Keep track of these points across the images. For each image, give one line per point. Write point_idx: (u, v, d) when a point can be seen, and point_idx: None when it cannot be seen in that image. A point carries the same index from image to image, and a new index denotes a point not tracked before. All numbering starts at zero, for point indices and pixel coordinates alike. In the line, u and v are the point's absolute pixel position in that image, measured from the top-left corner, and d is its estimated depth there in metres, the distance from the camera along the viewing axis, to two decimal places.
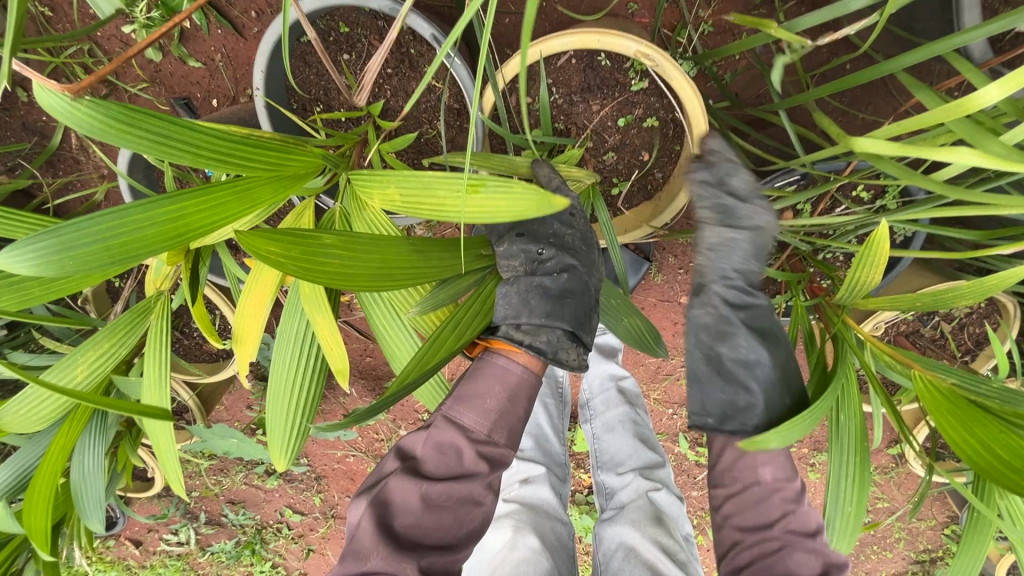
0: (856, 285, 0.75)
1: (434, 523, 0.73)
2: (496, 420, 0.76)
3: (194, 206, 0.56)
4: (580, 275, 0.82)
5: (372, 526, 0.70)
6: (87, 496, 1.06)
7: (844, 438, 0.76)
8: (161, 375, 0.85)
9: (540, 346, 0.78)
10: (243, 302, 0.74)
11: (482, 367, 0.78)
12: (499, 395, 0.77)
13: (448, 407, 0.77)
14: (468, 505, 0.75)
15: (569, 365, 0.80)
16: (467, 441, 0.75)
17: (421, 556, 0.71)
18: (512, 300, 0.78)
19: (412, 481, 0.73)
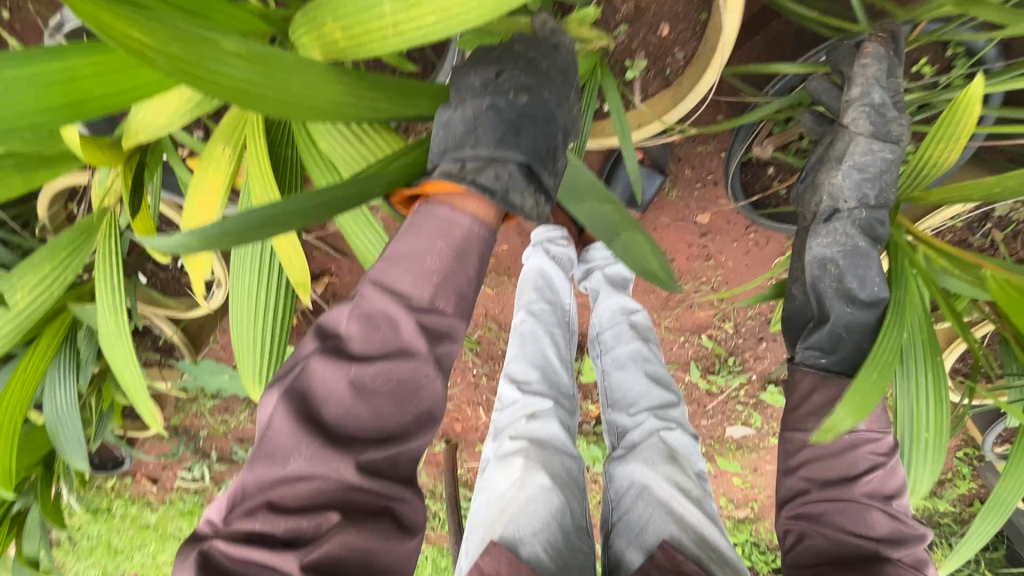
0: (922, 168, 0.62)
1: (368, 414, 0.56)
2: (438, 283, 0.58)
3: (93, 70, 0.44)
4: (546, 101, 0.63)
5: (289, 426, 0.54)
6: (65, 435, 1.00)
7: (896, 348, 0.65)
8: (116, 302, 0.76)
9: (485, 183, 0.59)
10: (188, 208, 0.64)
11: (417, 220, 0.59)
12: (442, 252, 0.58)
13: (376, 270, 0.58)
14: (413, 391, 0.57)
15: (519, 212, 0.60)
16: (403, 309, 0.56)
17: (358, 452, 0.55)
18: (455, 129, 0.60)
19: (337, 364, 0.55)
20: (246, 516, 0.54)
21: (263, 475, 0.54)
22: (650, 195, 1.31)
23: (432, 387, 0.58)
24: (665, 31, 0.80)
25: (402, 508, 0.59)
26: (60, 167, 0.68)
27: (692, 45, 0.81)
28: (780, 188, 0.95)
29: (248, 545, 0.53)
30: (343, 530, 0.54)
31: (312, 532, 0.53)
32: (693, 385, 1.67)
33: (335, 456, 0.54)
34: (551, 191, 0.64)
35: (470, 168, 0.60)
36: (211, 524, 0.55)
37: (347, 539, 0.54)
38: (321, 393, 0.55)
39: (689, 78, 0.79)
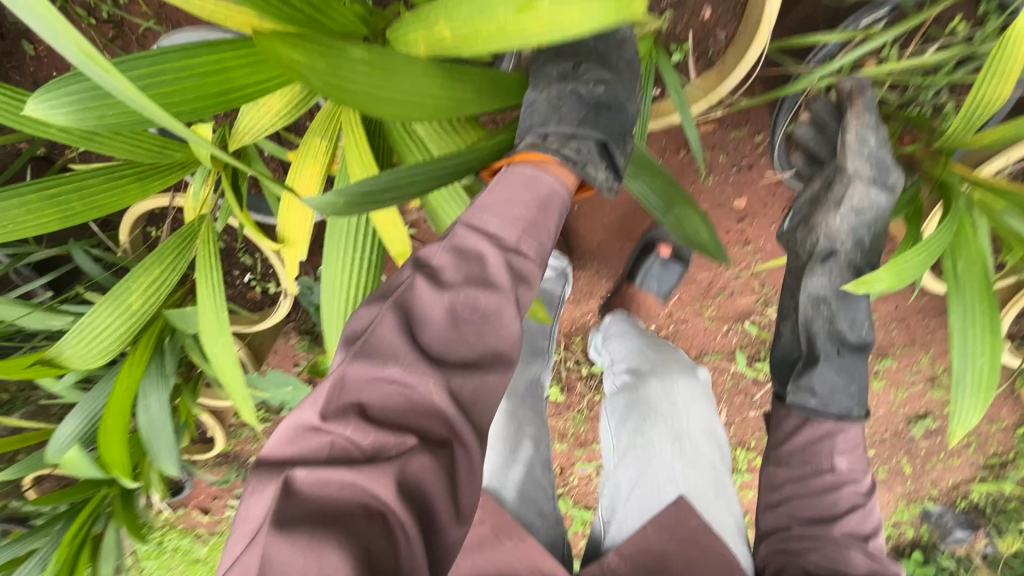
0: (978, 109, 0.65)
1: (459, 341, 0.61)
2: (525, 227, 0.64)
3: (233, 58, 0.50)
4: (619, 92, 0.71)
5: (393, 335, 0.58)
6: (159, 442, 1.05)
7: (967, 287, 0.67)
8: (217, 299, 0.82)
9: (567, 156, 0.68)
10: (288, 194, 0.69)
11: (504, 177, 0.65)
12: (527, 203, 0.64)
13: (469, 215, 0.64)
14: (497, 322, 0.62)
15: (598, 183, 0.69)
16: (495, 248, 0.62)
17: (448, 375, 0.59)
18: (540, 108, 0.70)
19: (432, 288, 0.61)
20: (336, 414, 0.55)
21: (358, 376, 0.56)
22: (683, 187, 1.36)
23: (513, 325, 0.62)
24: (707, 13, 0.86)
25: (463, 454, 0.59)
26: (170, 176, 0.75)
27: (732, 25, 0.86)
28: None
29: (331, 444, 0.53)
30: (419, 453, 0.56)
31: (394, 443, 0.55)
32: (740, 376, 1.67)
33: (427, 370, 0.58)
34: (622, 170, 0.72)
35: (553, 142, 0.68)
36: (281, 437, 0.55)
37: (424, 465, 0.56)
38: (420, 315, 0.60)
39: (734, 53, 0.84)
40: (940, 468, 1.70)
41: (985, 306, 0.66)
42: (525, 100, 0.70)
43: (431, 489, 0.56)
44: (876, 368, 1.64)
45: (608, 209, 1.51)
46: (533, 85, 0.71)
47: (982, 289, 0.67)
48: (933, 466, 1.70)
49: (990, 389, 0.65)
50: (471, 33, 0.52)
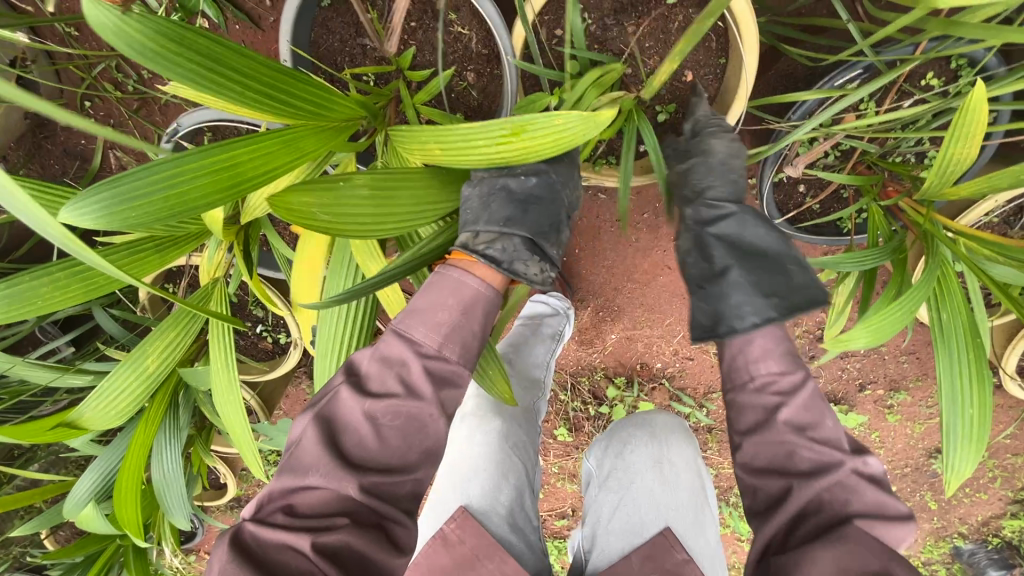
0: (950, 164, 0.67)
1: (378, 448, 0.65)
2: (446, 332, 0.68)
3: (243, 152, 0.54)
4: (552, 181, 0.76)
5: (314, 446, 0.64)
6: (170, 496, 1.07)
7: (953, 337, 0.68)
8: (229, 360, 0.86)
9: (496, 255, 0.71)
10: (297, 264, 0.73)
11: (434, 278, 0.70)
12: (451, 308, 0.68)
13: (397, 322, 0.69)
14: (419, 428, 0.67)
15: (525, 278, 0.74)
16: (415, 355, 0.67)
17: (362, 475, 0.64)
18: (473, 204, 0.71)
19: (355, 398, 0.66)
20: (263, 518, 0.62)
21: (284, 486, 0.63)
22: None
23: (433, 427, 0.68)
24: (689, 77, 0.89)
25: (399, 532, 0.65)
26: (184, 247, 0.80)
27: (714, 86, 0.90)
28: (814, 204, 1.01)
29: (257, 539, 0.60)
30: (349, 534, 0.61)
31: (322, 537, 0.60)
32: None
33: (348, 476, 0.63)
34: (552, 258, 0.78)
35: (483, 239, 0.71)
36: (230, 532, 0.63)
37: (353, 546, 0.60)
38: (343, 422, 0.66)
39: (716, 114, 0.89)
40: (966, 502, 1.67)
41: (972, 356, 0.67)
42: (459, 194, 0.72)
43: (375, 557, 0.61)
44: (890, 402, 1.63)
45: (608, 252, 1.54)
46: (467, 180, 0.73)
47: (968, 339, 0.68)
48: (959, 501, 1.68)
49: (981, 438, 0.66)
50: (460, 153, 0.63)
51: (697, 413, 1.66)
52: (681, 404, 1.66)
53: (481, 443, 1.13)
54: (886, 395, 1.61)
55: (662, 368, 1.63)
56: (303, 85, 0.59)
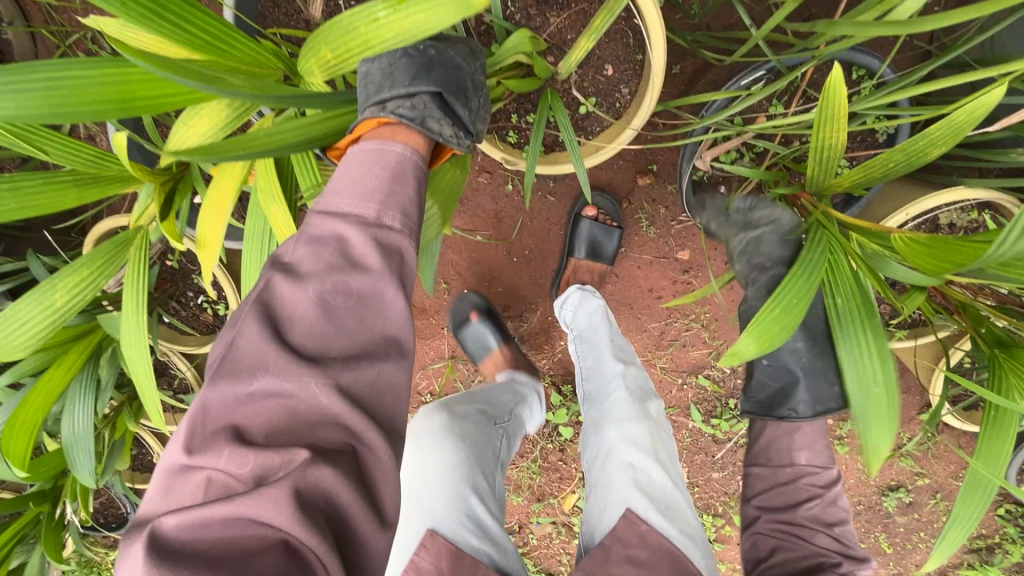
0: (825, 154, 0.71)
1: (332, 329, 0.63)
2: (382, 199, 0.66)
3: (142, 76, 0.59)
4: (451, 55, 0.77)
5: (254, 346, 0.61)
6: (78, 450, 1.06)
7: (847, 321, 0.73)
8: (139, 303, 0.87)
9: (406, 115, 0.71)
10: (204, 204, 0.76)
11: (357, 154, 0.68)
12: (380, 175, 0.67)
13: (321, 202, 0.67)
14: (371, 304, 0.65)
15: (445, 135, 0.73)
16: (349, 226, 0.65)
17: (325, 363, 0.62)
18: (374, 78, 0.73)
19: (294, 285, 0.63)
20: (210, 445, 0.58)
21: (225, 399, 0.60)
22: (614, 247, 1.45)
23: (393, 301, 0.65)
24: (609, 70, 0.94)
25: (366, 453, 0.64)
26: (108, 187, 0.83)
27: (633, 82, 0.96)
28: (734, 204, 1.05)
29: (208, 482, 0.57)
30: (316, 464, 0.59)
31: (279, 464, 0.58)
32: (698, 432, 1.65)
33: (302, 374, 0.61)
34: (465, 117, 0.75)
35: (390, 106, 0.71)
36: (158, 489, 0.59)
37: (324, 472, 0.59)
38: (284, 313, 0.63)
39: (633, 109, 0.93)
40: None
41: (871, 339, 0.71)
42: (361, 74, 0.74)
43: (340, 494, 0.60)
44: None
45: (557, 258, 1.56)
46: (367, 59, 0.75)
47: (864, 317, 0.72)
48: None
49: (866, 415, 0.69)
50: (350, 46, 0.65)
51: None
52: None
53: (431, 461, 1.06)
54: None
55: None
56: (211, 20, 0.63)
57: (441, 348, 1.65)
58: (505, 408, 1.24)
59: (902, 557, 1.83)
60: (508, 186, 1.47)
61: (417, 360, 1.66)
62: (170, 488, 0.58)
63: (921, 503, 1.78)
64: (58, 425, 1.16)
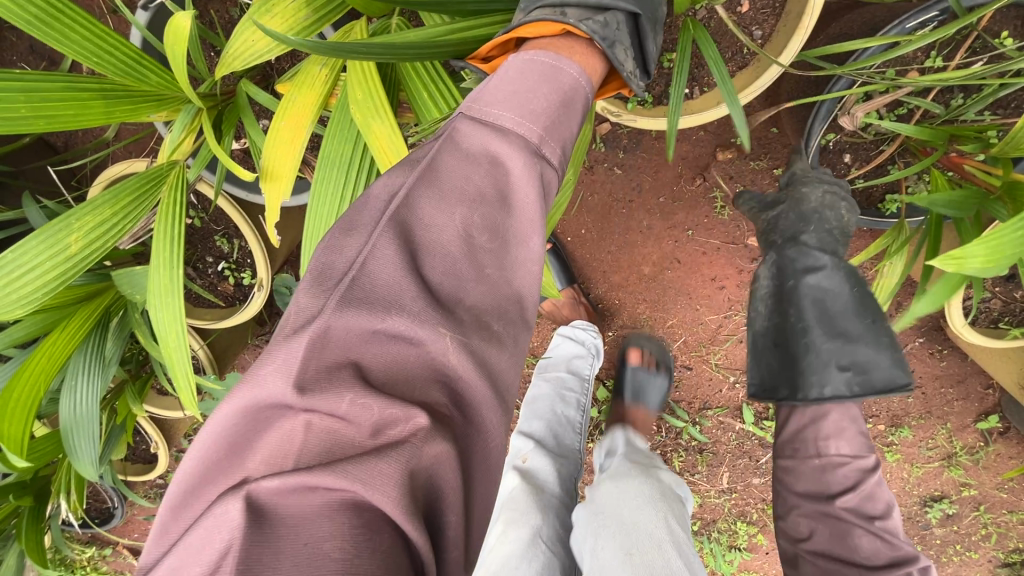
0: None
1: (472, 273, 0.54)
2: (547, 126, 0.59)
3: None
4: None
5: (393, 272, 0.49)
6: (80, 432, 0.88)
7: None
8: (173, 253, 0.70)
9: (593, 28, 0.65)
10: (276, 126, 0.60)
11: (524, 65, 0.61)
12: (549, 97, 0.60)
13: (474, 110, 0.59)
14: (515, 247, 0.57)
15: (625, 64, 0.67)
16: (510, 149, 0.57)
17: (459, 313, 0.53)
18: None
19: (442, 203, 0.54)
20: (325, 386, 0.44)
21: (350, 330, 0.46)
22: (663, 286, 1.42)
23: (533, 247, 0.58)
24: (745, 6, 0.82)
25: (473, 433, 0.51)
26: (141, 107, 0.67)
27: (769, 23, 0.83)
28: (858, 177, 0.92)
29: (307, 428, 0.43)
30: (432, 439, 0.46)
31: (400, 424, 0.45)
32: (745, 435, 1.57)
33: (439, 321, 0.50)
34: (648, 51, 0.70)
35: (570, 13, 0.65)
36: (229, 431, 0.44)
37: (440, 448, 0.47)
38: (424, 233, 0.53)
39: (767, 55, 0.80)
40: (956, 557, 1.62)
41: None
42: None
43: (446, 483, 0.47)
44: (888, 439, 1.58)
45: (616, 239, 1.42)
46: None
47: None
48: (948, 557, 1.63)
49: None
50: None
51: (691, 428, 1.56)
52: (676, 417, 1.54)
53: (515, 539, 0.97)
54: (886, 431, 1.57)
55: None
56: None
57: None
58: (572, 450, 1.22)
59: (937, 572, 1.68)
60: None
61: None
62: (252, 427, 0.44)
63: (962, 516, 1.60)
64: (52, 405, 0.98)
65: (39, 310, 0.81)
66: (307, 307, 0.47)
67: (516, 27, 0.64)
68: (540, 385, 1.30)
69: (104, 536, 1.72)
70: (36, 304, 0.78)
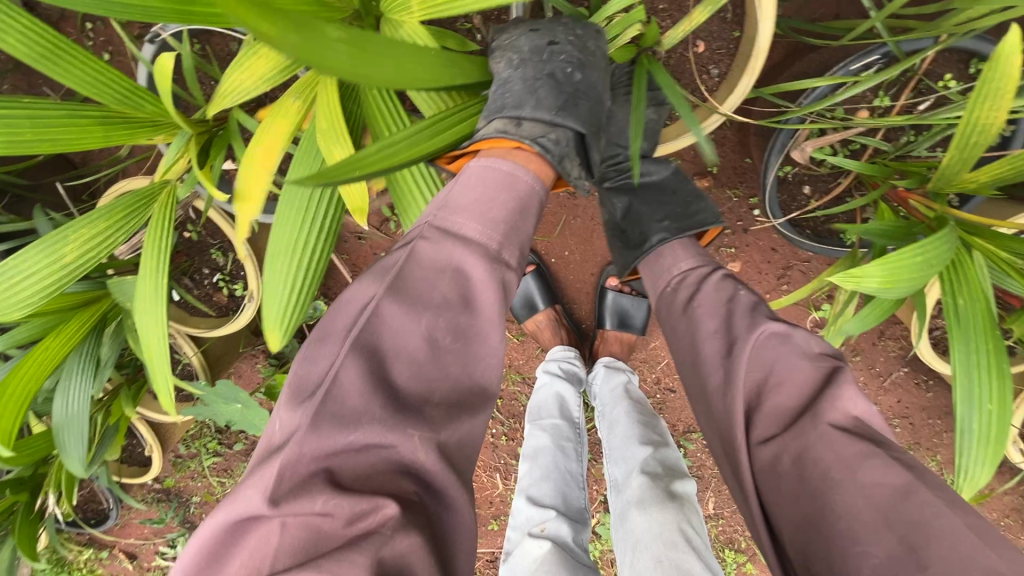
0: (969, 140, 0.62)
1: (439, 376, 0.56)
2: (505, 234, 0.62)
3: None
4: (594, 83, 0.70)
5: (359, 392, 0.51)
6: (71, 428, 0.94)
7: (970, 325, 0.60)
8: (158, 265, 0.76)
9: (546, 146, 0.66)
10: (250, 152, 0.65)
11: (481, 172, 0.63)
12: (507, 205, 0.63)
13: (438, 217, 0.61)
14: (477, 347, 0.58)
15: (570, 177, 0.68)
16: (474, 254, 0.59)
17: (427, 416, 0.54)
18: (513, 89, 0.67)
19: (410, 313, 0.56)
20: (298, 494, 0.47)
21: (319, 442, 0.49)
22: (641, 317, 1.45)
23: (493, 350, 0.59)
24: (701, 47, 0.87)
25: (444, 516, 0.54)
26: (136, 131, 0.73)
27: (724, 62, 0.88)
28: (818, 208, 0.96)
29: (284, 528, 0.46)
30: (402, 529, 0.48)
31: (369, 518, 0.48)
32: None
33: (406, 425, 0.52)
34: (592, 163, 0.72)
35: (526, 126, 0.65)
36: (209, 545, 0.46)
37: (410, 540, 0.49)
38: (391, 347, 0.55)
39: (721, 94, 0.85)
40: None
41: (991, 347, 0.59)
42: (500, 80, 0.68)
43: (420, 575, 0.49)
44: None
45: (598, 261, 1.47)
46: (506, 58, 0.70)
47: (984, 327, 0.60)
48: None
49: (1006, 434, 0.58)
50: None
51: None
52: None
53: None
54: None
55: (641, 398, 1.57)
56: None
57: None
58: (580, 510, 1.11)
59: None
60: None
61: None
62: (230, 538, 0.46)
63: None
64: (48, 404, 1.04)
65: (38, 312, 0.88)
66: (288, 422, 0.50)
67: (478, 140, 0.65)
68: (539, 434, 1.21)
69: (102, 539, 1.77)
70: (34, 307, 0.85)
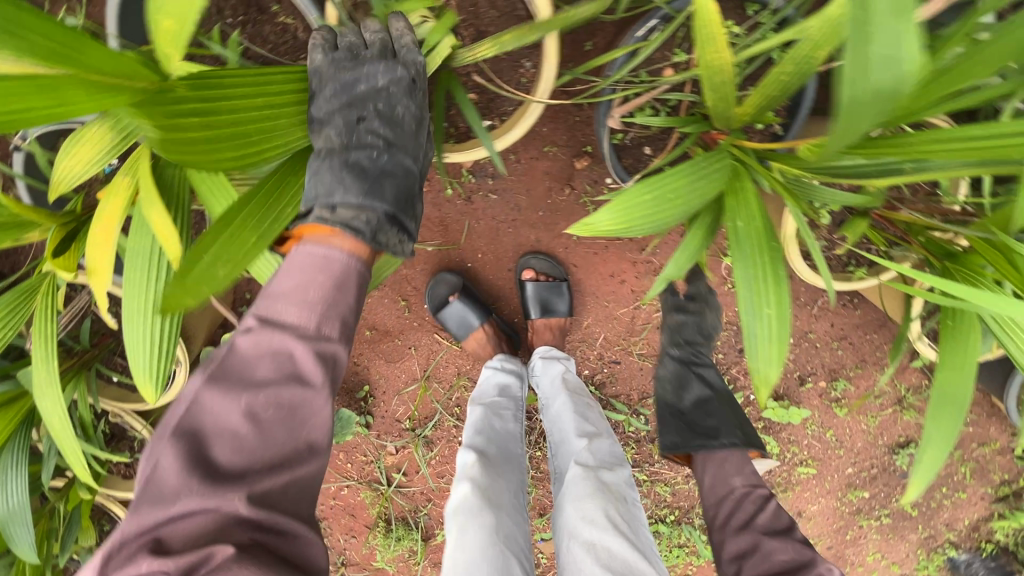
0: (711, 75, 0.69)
1: (265, 445, 0.65)
2: (321, 309, 0.70)
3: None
4: (402, 159, 0.80)
5: (181, 471, 0.61)
6: (17, 519, 1.00)
7: (747, 243, 0.66)
8: (47, 351, 0.83)
9: (358, 228, 0.74)
10: (91, 233, 0.72)
11: (300, 257, 0.72)
12: (323, 283, 0.71)
13: (261, 307, 0.70)
14: (302, 414, 0.67)
15: (389, 249, 0.78)
16: (289, 334, 0.68)
17: (251, 484, 0.63)
18: (324, 178, 0.75)
19: (229, 395, 0.65)
20: (125, 566, 0.58)
21: (148, 520, 0.60)
22: (565, 300, 1.51)
23: (320, 415, 0.68)
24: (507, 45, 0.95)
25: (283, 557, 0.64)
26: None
27: (535, 53, 0.95)
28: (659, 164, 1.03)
29: None
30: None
31: (201, 567, 0.58)
32: None
33: (229, 492, 0.62)
34: (411, 231, 0.82)
35: (339, 212, 0.74)
36: None
37: None
38: (214, 428, 0.64)
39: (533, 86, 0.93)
40: (944, 503, 1.66)
41: (767, 261, 0.66)
42: (311, 170, 0.76)
43: None
44: (835, 395, 1.62)
45: (513, 257, 1.54)
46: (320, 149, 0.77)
47: (761, 245, 0.66)
48: (932, 500, 1.65)
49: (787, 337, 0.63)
50: None
51: (632, 420, 1.66)
52: (615, 411, 1.65)
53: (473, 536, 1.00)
54: (827, 387, 1.62)
55: (589, 376, 1.63)
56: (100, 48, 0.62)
57: (412, 369, 1.62)
58: (513, 456, 1.21)
59: (931, 518, 1.70)
60: (449, 191, 1.45)
61: (389, 385, 1.61)
62: None
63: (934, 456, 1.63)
64: None
65: None
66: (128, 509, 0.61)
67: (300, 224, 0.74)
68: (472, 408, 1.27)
69: None
70: None
